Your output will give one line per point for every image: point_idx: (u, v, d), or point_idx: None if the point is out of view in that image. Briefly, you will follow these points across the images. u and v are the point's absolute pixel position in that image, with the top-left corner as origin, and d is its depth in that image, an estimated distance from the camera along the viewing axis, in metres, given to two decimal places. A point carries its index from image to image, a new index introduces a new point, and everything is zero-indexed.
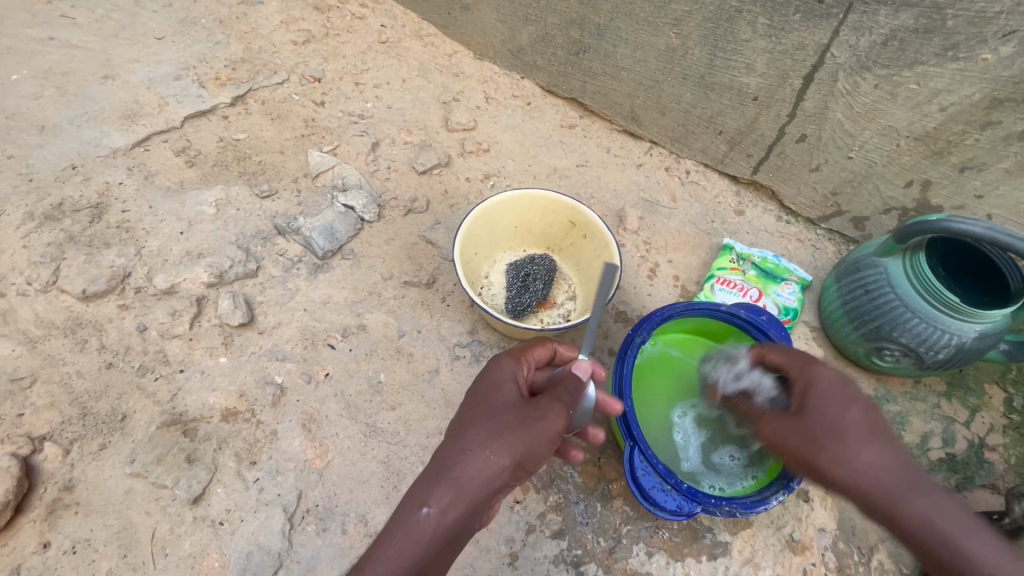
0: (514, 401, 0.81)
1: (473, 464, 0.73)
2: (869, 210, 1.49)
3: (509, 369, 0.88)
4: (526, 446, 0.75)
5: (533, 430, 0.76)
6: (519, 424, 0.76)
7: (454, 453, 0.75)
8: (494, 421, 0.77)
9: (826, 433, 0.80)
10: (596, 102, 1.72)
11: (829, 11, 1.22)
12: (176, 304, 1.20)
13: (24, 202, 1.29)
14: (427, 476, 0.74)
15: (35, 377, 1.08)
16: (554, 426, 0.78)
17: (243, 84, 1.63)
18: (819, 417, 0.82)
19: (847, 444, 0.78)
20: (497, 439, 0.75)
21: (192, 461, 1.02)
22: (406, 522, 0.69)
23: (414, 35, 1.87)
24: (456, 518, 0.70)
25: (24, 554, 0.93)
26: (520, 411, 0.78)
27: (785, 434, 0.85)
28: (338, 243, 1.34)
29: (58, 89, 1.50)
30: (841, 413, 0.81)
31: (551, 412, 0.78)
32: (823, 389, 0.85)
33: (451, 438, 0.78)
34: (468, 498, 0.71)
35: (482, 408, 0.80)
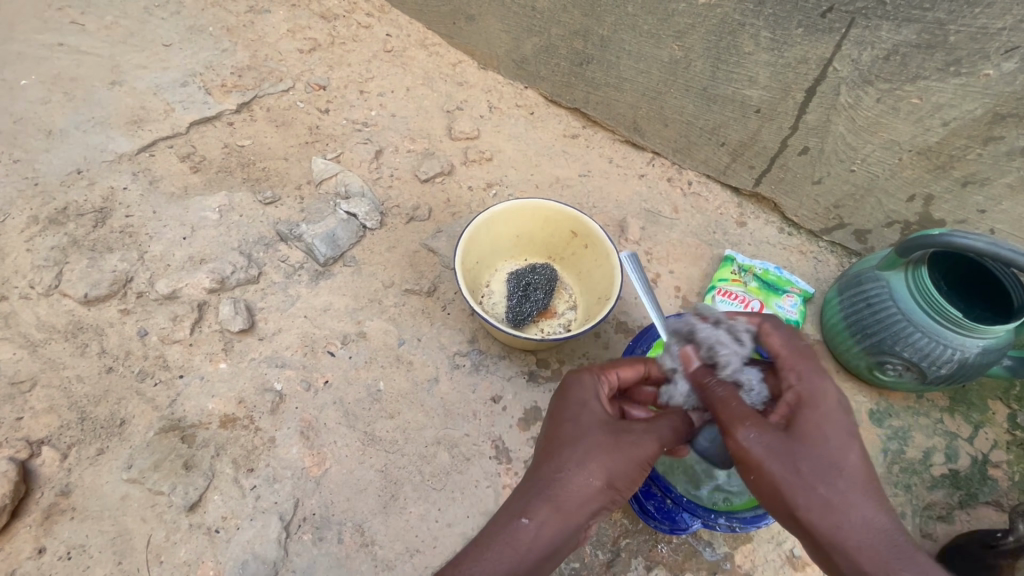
0: (606, 420, 0.80)
1: (570, 483, 0.75)
2: (871, 223, 1.49)
3: (592, 386, 0.85)
4: (620, 470, 0.76)
5: (627, 456, 0.77)
6: (615, 447, 0.77)
7: (551, 471, 0.76)
8: (588, 440, 0.78)
9: (821, 472, 0.71)
10: (599, 112, 1.72)
11: (832, 26, 1.23)
12: (178, 309, 1.20)
13: (29, 206, 1.30)
14: (524, 488, 0.76)
15: (36, 381, 1.08)
16: (646, 451, 0.78)
17: (249, 91, 1.64)
18: (813, 448, 0.72)
19: (839, 486, 0.70)
20: (593, 462, 0.76)
21: (189, 467, 1.02)
22: (507, 530, 0.72)
23: (419, 44, 1.88)
24: (553, 534, 0.73)
25: (19, 560, 0.92)
26: (613, 435, 0.78)
27: (774, 453, 0.72)
28: (339, 250, 1.35)
29: (65, 95, 1.51)
30: (846, 450, 0.72)
31: (644, 438, 0.78)
32: (815, 414, 0.75)
33: (544, 453, 0.79)
34: (566, 517, 0.74)
35: (574, 424, 0.80)
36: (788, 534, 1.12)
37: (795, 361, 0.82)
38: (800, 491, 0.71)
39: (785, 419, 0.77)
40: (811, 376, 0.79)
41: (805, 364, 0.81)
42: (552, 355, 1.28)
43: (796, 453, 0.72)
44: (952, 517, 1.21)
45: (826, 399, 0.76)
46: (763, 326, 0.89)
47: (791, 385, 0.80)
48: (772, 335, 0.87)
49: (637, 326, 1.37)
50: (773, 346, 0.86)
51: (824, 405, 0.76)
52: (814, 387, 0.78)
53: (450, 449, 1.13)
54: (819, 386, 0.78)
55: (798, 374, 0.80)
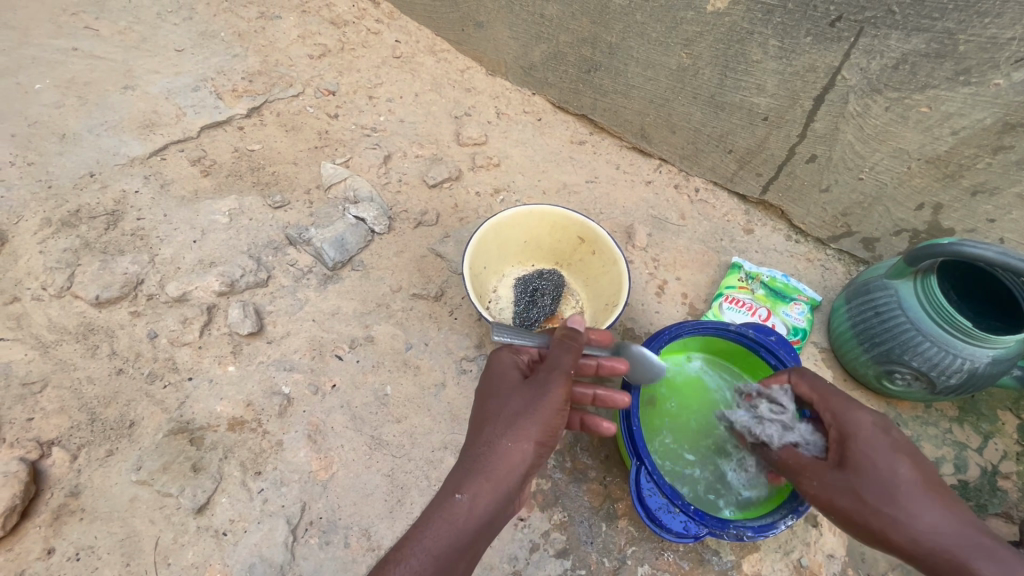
0: (518, 385, 0.83)
1: (496, 452, 0.75)
2: (879, 231, 1.49)
3: (508, 359, 0.90)
4: (541, 421, 0.78)
5: (544, 407, 0.79)
6: (528, 407, 0.78)
7: (477, 447, 0.76)
8: (505, 408, 0.79)
9: (883, 489, 0.74)
10: (607, 119, 1.73)
11: (840, 35, 1.23)
12: (188, 312, 1.21)
13: (43, 208, 1.31)
14: (457, 468, 0.76)
15: (47, 382, 1.09)
16: (559, 397, 0.80)
17: (260, 96, 1.66)
18: (868, 469, 0.77)
19: (905, 500, 0.73)
20: (515, 426, 0.77)
21: (198, 470, 1.02)
22: (442, 507, 0.71)
23: (428, 50, 1.90)
24: (488, 501, 0.72)
25: (28, 560, 0.93)
26: (524, 394, 0.81)
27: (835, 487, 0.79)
28: (348, 254, 1.35)
29: (79, 99, 1.54)
30: (892, 463, 0.76)
31: (551, 385, 0.80)
32: (856, 440, 0.80)
33: (471, 433, 0.80)
34: (497, 483, 0.73)
35: (493, 400, 0.82)
36: (796, 543, 1.11)
37: (825, 399, 0.87)
38: (870, 515, 0.74)
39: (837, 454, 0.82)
40: (845, 409, 0.84)
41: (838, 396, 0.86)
42: None
43: (855, 482, 0.77)
44: None
45: (863, 425, 0.80)
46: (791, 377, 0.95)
47: (831, 422, 0.85)
48: (800, 383, 0.92)
49: (644, 334, 1.37)
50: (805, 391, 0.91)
51: (864, 431, 0.80)
52: (846, 412, 0.83)
53: (456, 454, 1.13)
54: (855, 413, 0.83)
55: (834, 411, 0.85)
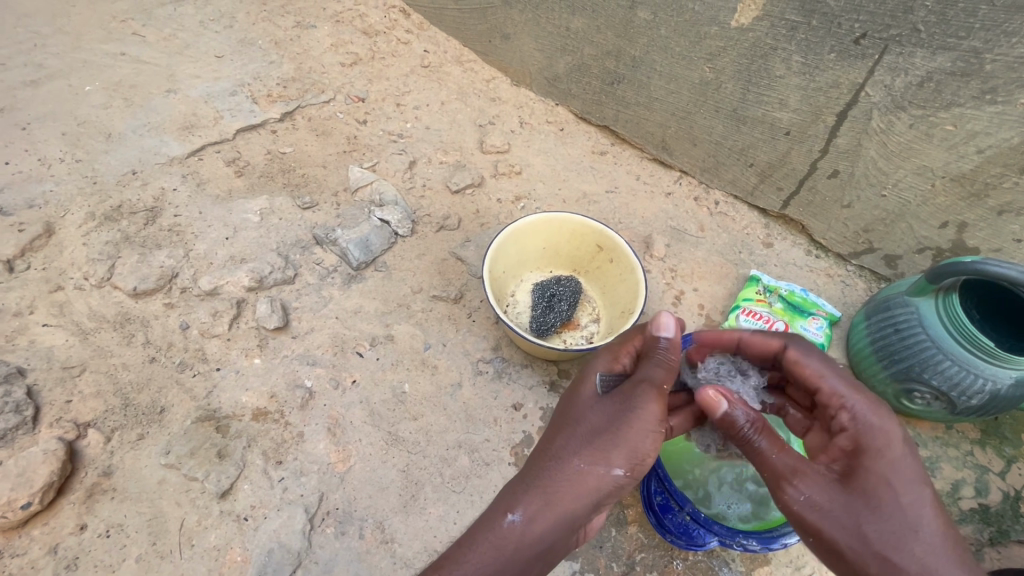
0: (603, 398, 0.82)
1: (564, 474, 0.76)
2: (902, 248, 1.48)
3: (600, 363, 0.88)
4: (622, 444, 0.76)
5: (626, 428, 0.77)
6: (609, 427, 0.77)
7: (546, 463, 0.77)
8: (582, 427, 0.79)
9: (895, 531, 0.71)
10: (628, 131, 1.75)
11: (864, 52, 1.24)
12: (218, 305, 1.26)
13: (88, 203, 1.39)
14: (520, 483, 0.77)
15: (85, 367, 1.15)
16: (651, 415, 0.78)
17: (293, 101, 1.73)
18: (882, 505, 0.72)
19: (917, 540, 0.70)
20: (590, 448, 0.76)
21: (223, 456, 1.07)
22: (494, 527, 0.73)
23: (455, 60, 1.95)
24: (545, 524, 0.73)
25: (61, 534, 0.97)
26: (610, 409, 0.79)
27: (833, 508, 0.74)
28: (372, 255, 1.40)
29: (125, 100, 1.62)
30: (913, 509, 0.72)
31: (643, 400, 0.78)
32: (884, 467, 0.74)
33: (543, 445, 0.81)
34: (559, 510, 0.74)
35: (573, 410, 0.83)
36: (807, 559, 1.10)
37: (844, 397, 0.82)
38: (865, 554, 0.71)
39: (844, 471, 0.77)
40: (869, 421, 0.78)
41: (859, 402, 0.80)
42: (573, 366, 1.30)
43: (858, 510, 0.73)
44: (982, 554, 1.17)
45: (887, 443, 0.76)
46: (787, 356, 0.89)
47: (845, 428, 0.80)
48: (801, 361, 0.88)
49: None
50: (807, 371, 0.87)
51: (890, 448, 0.75)
52: (872, 438, 0.77)
53: (470, 453, 1.15)
54: (883, 433, 0.77)
55: (851, 416, 0.80)
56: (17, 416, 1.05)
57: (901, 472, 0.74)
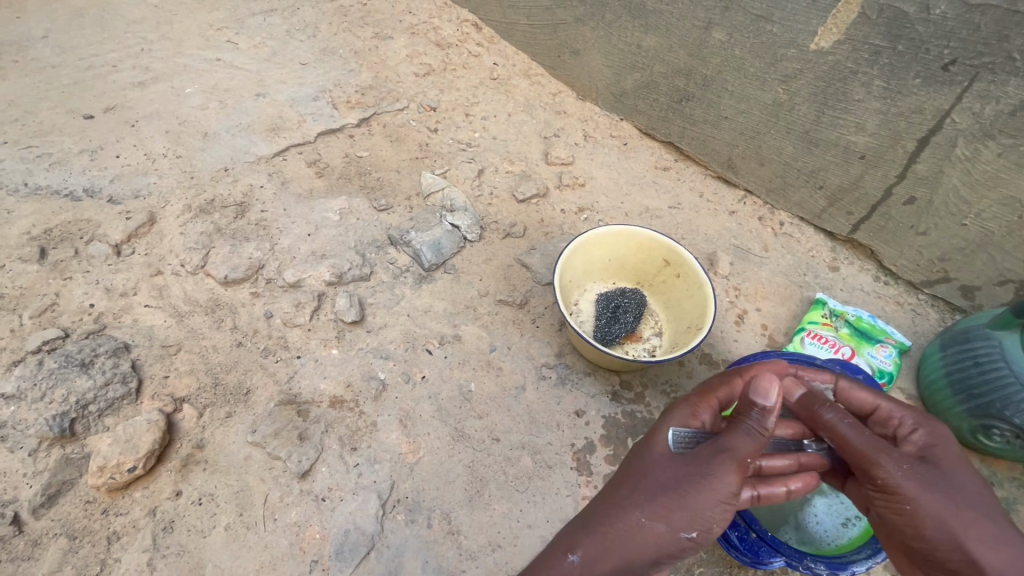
0: (675, 455, 0.78)
1: (623, 524, 0.73)
2: (980, 280, 1.43)
3: (679, 418, 0.85)
4: (686, 506, 0.73)
5: (692, 492, 0.73)
6: (677, 485, 0.74)
7: (606, 507, 0.76)
8: (646, 479, 0.76)
9: (969, 502, 0.74)
10: (693, 147, 1.76)
11: (953, 78, 1.23)
12: (301, 297, 1.35)
13: (186, 196, 1.51)
14: (581, 524, 0.77)
15: (181, 346, 1.25)
16: (724, 485, 0.72)
17: (370, 108, 1.82)
18: (949, 477, 0.77)
19: (978, 507, 0.74)
20: (653, 502, 0.73)
21: (304, 439, 1.14)
22: (553, 563, 0.73)
23: (522, 74, 2.01)
24: (602, 573, 0.72)
25: (159, 499, 1.05)
26: (681, 468, 0.75)
27: (912, 479, 0.77)
28: (442, 257, 1.46)
29: (220, 103, 1.75)
30: (970, 483, 0.76)
31: (717, 468, 0.73)
32: (943, 452, 0.80)
33: (606, 492, 0.79)
34: (615, 556, 0.73)
35: (641, 458, 0.79)
36: None
37: (898, 407, 0.88)
38: (944, 514, 0.73)
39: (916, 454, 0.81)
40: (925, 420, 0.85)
41: (909, 410, 0.87)
42: (635, 378, 1.32)
43: (930, 480, 0.76)
44: None
45: (948, 438, 0.82)
46: (840, 386, 0.94)
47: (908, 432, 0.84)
48: (854, 391, 0.93)
49: (721, 360, 1.38)
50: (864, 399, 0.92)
51: (945, 440, 0.82)
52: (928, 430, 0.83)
53: (533, 455, 1.19)
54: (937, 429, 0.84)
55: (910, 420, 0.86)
56: (123, 387, 1.15)
57: (953, 456, 0.80)
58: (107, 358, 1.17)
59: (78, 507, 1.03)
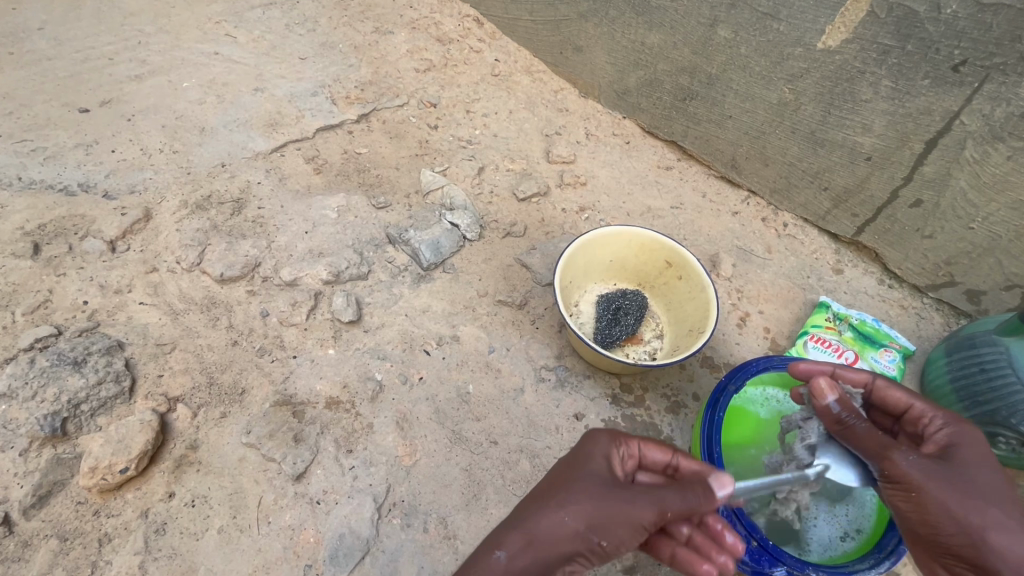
0: (605, 475, 0.77)
1: (548, 526, 0.71)
2: (986, 284, 1.41)
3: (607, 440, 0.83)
4: (605, 524, 0.72)
5: (617, 512, 0.72)
6: (604, 499, 0.73)
7: (536, 506, 0.74)
8: (578, 487, 0.75)
9: (982, 495, 0.75)
10: (696, 147, 1.74)
11: (963, 80, 1.21)
12: (297, 296, 1.33)
13: (182, 191, 1.49)
14: (507, 522, 0.73)
15: (175, 345, 1.23)
16: (643, 518, 0.73)
17: (369, 104, 1.80)
18: (968, 472, 0.78)
19: (996, 502, 0.75)
20: (581, 509, 0.72)
21: (298, 440, 1.12)
22: (480, 561, 0.69)
23: (524, 70, 1.99)
24: (523, 569, 0.69)
25: (152, 500, 1.04)
26: (610, 490, 0.75)
27: (928, 471, 0.78)
28: (441, 257, 1.44)
29: (218, 97, 1.73)
30: (992, 480, 0.77)
31: (641, 502, 0.73)
32: (966, 450, 0.81)
33: (536, 492, 0.76)
34: (537, 556, 0.70)
35: (574, 468, 0.78)
36: None
37: (928, 408, 0.89)
38: (955, 506, 0.75)
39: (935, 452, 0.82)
40: (954, 420, 0.85)
41: (941, 410, 0.88)
42: (635, 381, 1.30)
43: (946, 474, 0.78)
44: None
45: (975, 439, 0.82)
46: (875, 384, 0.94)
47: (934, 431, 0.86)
48: (890, 391, 0.94)
49: (723, 363, 1.36)
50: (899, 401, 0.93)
51: (972, 439, 0.82)
52: (956, 430, 0.84)
53: (531, 458, 1.17)
54: (966, 430, 0.84)
55: (939, 421, 0.86)
56: (116, 385, 1.13)
57: (979, 455, 0.80)
58: (100, 356, 1.15)
59: (69, 508, 1.02)
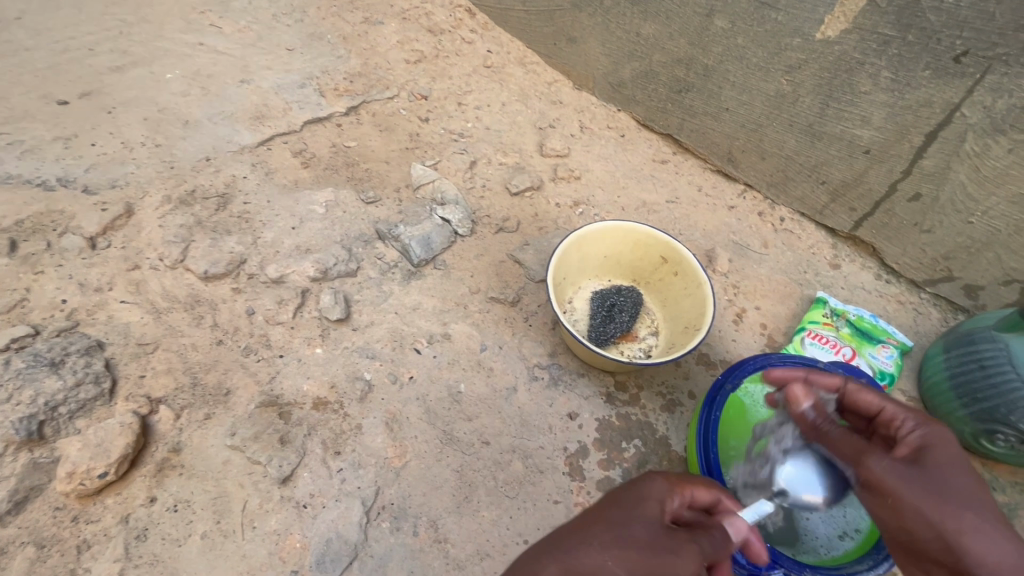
0: (656, 521, 0.71)
1: (589, 564, 0.63)
2: (985, 279, 1.40)
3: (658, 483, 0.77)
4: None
5: (666, 563, 0.65)
6: (653, 548, 0.66)
7: (574, 539, 0.66)
8: (626, 530, 0.68)
9: (958, 501, 0.72)
10: (692, 140, 1.71)
11: (964, 71, 1.18)
12: (284, 293, 1.30)
13: (165, 186, 1.45)
14: (540, 554, 0.65)
15: (158, 345, 1.19)
16: (688, 574, 0.66)
17: (358, 96, 1.76)
18: (943, 477, 0.75)
19: (973, 506, 0.72)
20: (629, 554, 0.64)
21: (285, 442, 1.09)
22: None
23: (517, 62, 1.95)
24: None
25: (133, 506, 1.01)
26: (659, 538, 0.68)
27: (902, 477, 0.76)
28: (432, 253, 1.41)
29: (202, 89, 1.68)
30: (969, 482, 0.74)
31: (689, 555, 0.68)
32: (941, 451, 0.77)
33: (573, 527, 0.69)
34: None
35: (621, 508, 0.71)
36: None
37: (899, 409, 0.85)
38: (932, 511, 0.73)
39: (910, 455, 0.79)
40: (926, 420, 0.82)
41: (911, 410, 0.84)
42: (630, 379, 1.28)
43: (922, 479, 0.75)
44: None
45: (946, 438, 0.78)
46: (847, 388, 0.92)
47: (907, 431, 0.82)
48: (860, 393, 0.91)
49: (718, 360, 1.34)
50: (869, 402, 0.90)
51: (945, 439, 0.78)
52: (929, 431, 0.80)
53: (524, 459, 1.15)
54: (939, 429, 0.80)
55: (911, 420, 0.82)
56: (96, 387, 1.10)
57: (954, 455, 0.76)
58: (79, 357, 1.12)
59: (46, 514, 0.98)
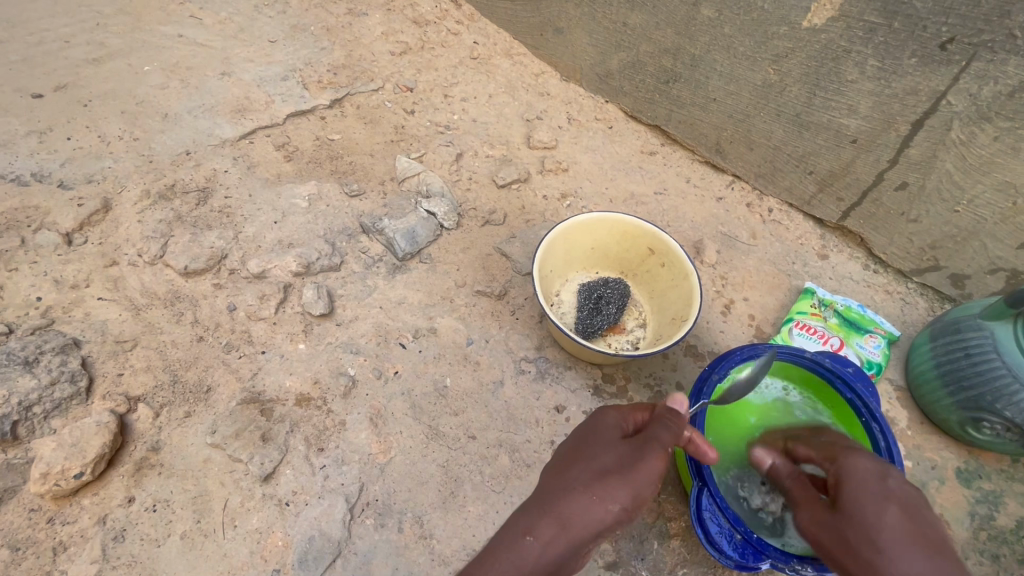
0: (614, 444, 0.82)
1: (575, 499, 0.74)
2: (971, 267, 1.40)
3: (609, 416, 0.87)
4: (633, 488, 0.76)
5: (637, 473, 0.77)
6: (621, 466, 0.77)
7: (557, 484, 0.77)
8: (596, 463, 0.79)
9: (864, 537, 0.70)
10: (680, 131, 1.69)
11: (950, 58, 1.18)
12: (266, 288, 1.27)
13: (144, 180, 1.42)
14: (529, 508, 0.76)
15: (136, 342, 1.17)
16: (655, 468, 0.78)
17: (342, 89, 1.73)
18: (854, 516, 0.73)
19: (882, 545, 0.68)
20: (604, 482, 0.76)
21: (266, 440, 1.07)
22: (512, 549, 0.70)
23: (504, 53, 1.93)
24: (560, 550, 0.71)
25: (110, 506, 0.99)
26: (620, 454, 0.79)
27: (817, 524, 0.76)
28: (417, 246, 1.39)
29: (181, 82, 1.64)
30: (881, 516, 0.70)
31: (651, 455, 0.78)
32: (856, 485, 0.76)
33: (551, 474, 0.80)
34: (572, 535, 0.72)
35: (585, 448, 0.82)
36: None
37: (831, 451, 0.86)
38: (844, 555, 0.71)
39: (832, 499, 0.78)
40: (847, 455, 0.82)
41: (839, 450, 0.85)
42: (618, 372, 1.27)
43: (837, 523, 0.74)
44: None
45: (861, 470, 0.78)
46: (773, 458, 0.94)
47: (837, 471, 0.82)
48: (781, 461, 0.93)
49: (707, 351, 1.33)
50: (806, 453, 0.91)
51: (860, 475, 0.77)
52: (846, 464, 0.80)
53: (510, 453, 1.13)
54: (859, 462, 0.80)
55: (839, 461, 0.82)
56: (72, 386, 1.07)
57: (876, 491, 0.74)
58: (54, 356, 1.09)
59: (20, 516, 0.96)
